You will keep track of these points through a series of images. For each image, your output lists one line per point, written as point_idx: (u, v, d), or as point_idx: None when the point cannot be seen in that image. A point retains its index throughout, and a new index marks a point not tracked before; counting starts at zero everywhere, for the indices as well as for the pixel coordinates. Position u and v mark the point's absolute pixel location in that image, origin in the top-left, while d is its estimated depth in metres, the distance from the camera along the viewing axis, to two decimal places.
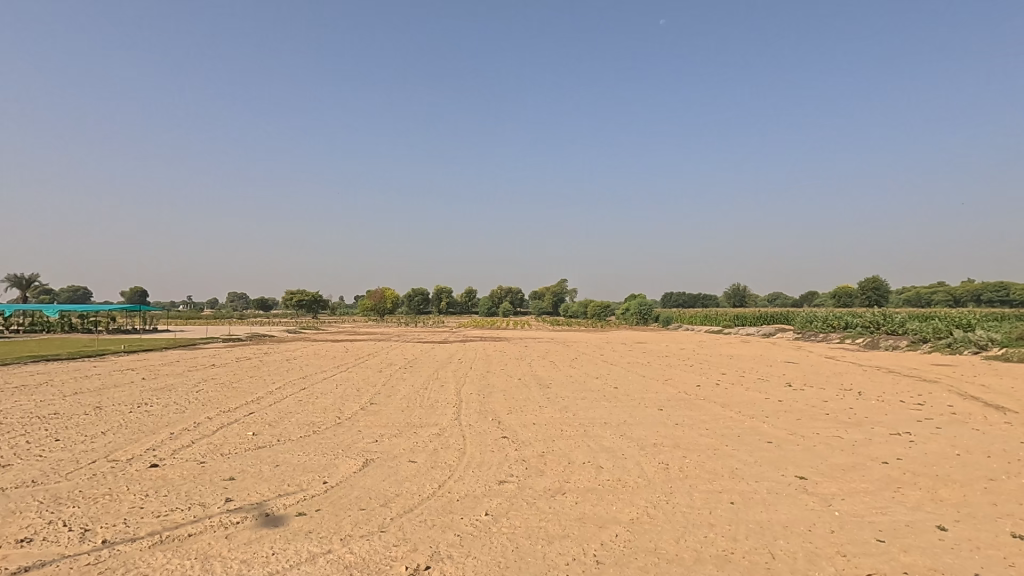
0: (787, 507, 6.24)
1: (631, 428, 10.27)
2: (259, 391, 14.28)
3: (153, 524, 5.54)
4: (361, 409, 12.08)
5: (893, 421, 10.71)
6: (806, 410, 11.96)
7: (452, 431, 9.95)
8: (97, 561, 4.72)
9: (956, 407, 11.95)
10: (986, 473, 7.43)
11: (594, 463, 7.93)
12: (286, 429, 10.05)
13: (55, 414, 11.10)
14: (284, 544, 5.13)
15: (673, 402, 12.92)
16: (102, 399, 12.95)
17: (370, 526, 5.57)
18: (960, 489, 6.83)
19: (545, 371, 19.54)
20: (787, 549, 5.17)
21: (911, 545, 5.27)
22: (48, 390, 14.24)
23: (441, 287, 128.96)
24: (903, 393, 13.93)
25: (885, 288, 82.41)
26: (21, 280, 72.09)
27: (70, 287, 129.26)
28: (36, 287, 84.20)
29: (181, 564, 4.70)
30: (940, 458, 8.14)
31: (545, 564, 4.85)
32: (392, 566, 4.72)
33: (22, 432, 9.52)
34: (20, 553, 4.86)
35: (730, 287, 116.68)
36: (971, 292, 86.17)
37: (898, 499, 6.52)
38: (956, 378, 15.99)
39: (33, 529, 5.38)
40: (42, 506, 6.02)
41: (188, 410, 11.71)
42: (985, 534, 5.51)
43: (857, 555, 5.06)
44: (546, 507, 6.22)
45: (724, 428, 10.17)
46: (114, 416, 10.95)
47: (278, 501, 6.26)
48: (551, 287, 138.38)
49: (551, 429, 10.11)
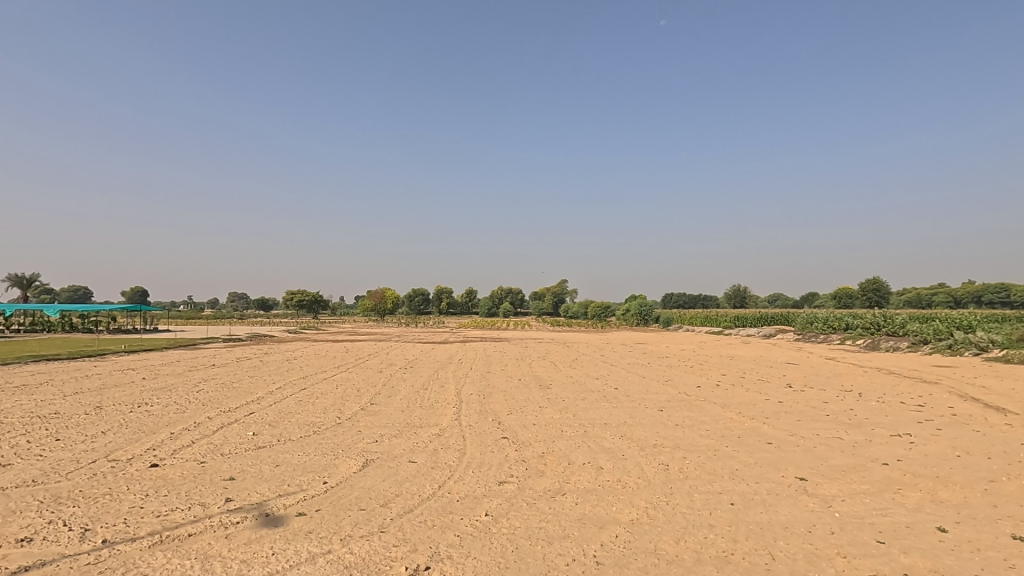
0: (788, 508, 6.23)
1: (631, 428, 10.28)
2: (259, 391, 14.30)
3: (153, 524, 5.54)
4: (361, 409, 12.09)
5: (893, 423, 10.72)
6: (807, 411, 11.96)
7: (452, 431, 9.96)
8: (97, 561, 4.73)
9: (956, 408, 11.96)
10: (986, 474, 7.43)
11: (594, 464, 7.94)
12: (286, 429, 10.07)
13: (56, 413, 11.11)
14: (284, 543, 5.14)
15: (674, 403, 12.93)
16: (103, 399, 12.97)
17: (370, 526, 5.58)
18: (960, 490, 6.83)
19: (546, 371, 19.54)
20: (787, 550, 5.16)
21: (912, 546, 5.26)
22: (49, 389, 14.25)
23: (442, 287, 128.99)
24: (904, 394, 13.93)
25: (886, 289, 82.34)
26: (22, 280, 72.01)
27: (71, 288, 129.62)
28: (38, 286, 84.32)
29: (181, 564, 4.71)
30: (941, 459, 8.14)
31: (545, 564, 4.85)
32: (392, 566, 4.72)
33: (23, 432, 9.53)
34: (20, 553, 4.86)
35: (730, 288, 116.55)
36: (972, 293, 86.04)
37: (898, 500, 6.52)
38: (956, 379, 16.00)
39: (33, 529, 5.38)
40: (42, 506, 6.03)
41: (189, 409, 11.73)
42: (985, 535, 5.51)
43: (857, 556, 5.06)
44: (547, 507, 6.23)
45: (724, 429, 10.18)
46: (115, 416, 10.96)
47: (278, 501, 6.27)
48: (552, 287, 138.39)
49: (551, 430, 10.11)
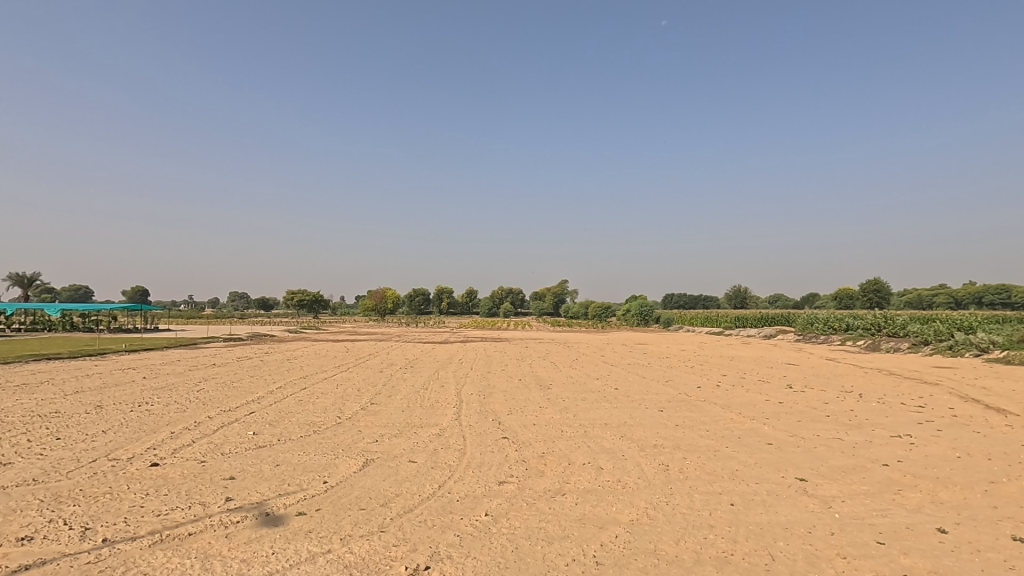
0: (787, 509, 6.23)
1: (631, 429, 10.28)
2: (260, 391, 14.30)
3: (154, 523, 5.55)
4: (362, 408, 12.09)
5: (893, 424, 10.72)
6: (807, 411, 11.96)
7: (452, 432, 9.96)
8: (97, 560, 4.73)
9: (956, 409, 11.97)
10: (987, 475, 7.42)
11: (594, 464, 7.93)
12: (286, 428, 10.07)
13: (56, 413, 11.11)
14: (284, 543, 5.14)
15: (674, 403, 12.92)
16: (103, 398, 12.97)
17: (370, 526, 5.58)
18: (961, 491, 6.82)
19: (546, 371, 19.54)
20: (787, 551, 5.16)
21: (911, 547, 5.26)
22: (49, 388, 14.25)
23: (442, 287, 128.94)
24: (904, 395, 13.92)
25: (886, 290, 82.36)
26: (22, 280, 71.91)
27: (72, 287, 129.70)
28: (38, 285, 84.32)
29: (181, 563, 4.71)
30: (941, 460, 8.13)
31: (545, 564, 4.86)
32: (392, 566, 4.72)
33: (23, 431, 9.54)
34: (20, 552, 4.86)
35: (731, 289, 116.57)
36: (973, 294, 86.08)
37: (898, 501, 6.52)
38: (956, 380, 15.99)
39: (33, 528, 5.39)
40: (43, 505, 6.03)
41: (189, 409, 11.74)
42: (985, 536, 5.50)
43: (856, 557, 5.07)
44: (547, 507, 6.23)
45: (724, 430, 10.17)
46: (115, 416, 10.95)
47: (278, 501, 6.27)
48: (552, 288, 138.48)
49: (551, 430, 10.11)
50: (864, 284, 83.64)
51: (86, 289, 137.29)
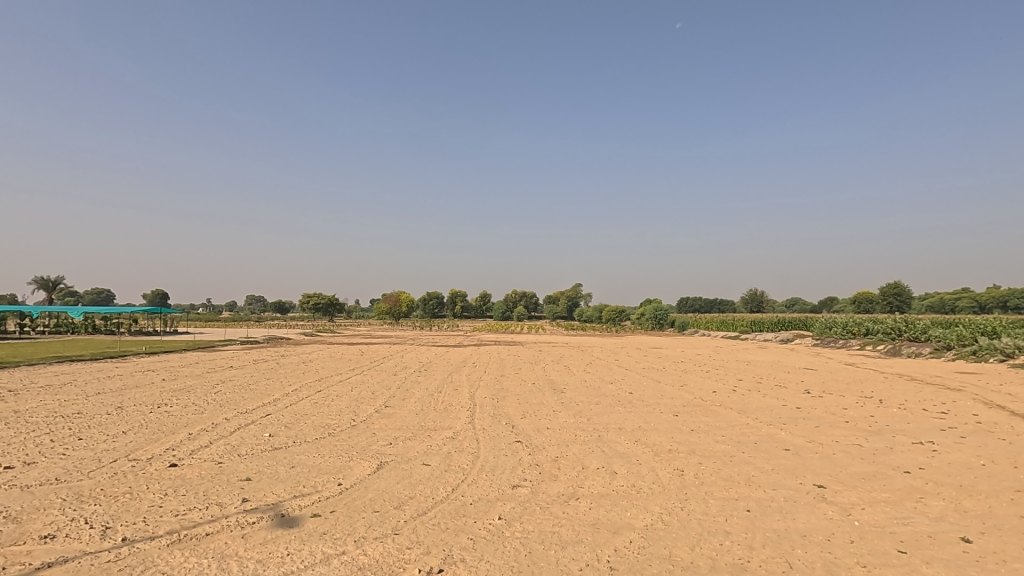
0: (806, 516, 6.12)
1: (646, 433, 10.20)
2: (275, 393, 14.44)
3: (172, 523, 5.63)
4: (376, 411, 12.19)
5: (914, 430, 10.44)
6: (826, 417, 11.70)
7: (466, 434, 9.99)
8: (118, 559, 4.80)
9: (980, 416, 11.61)
10: (1013, 484, 7.20)
11: (608, 469, 7.88)
12: (302, 431, 10.13)
13: (78, 414, 11.31)
14: (298, 544, 5.18)
15: (689, 408, 12.76)
16: (123, 400, 13.13)
17: (384, 528, 5.61)
18: (986, 501, 6.63)
19: (560, 375, 19.48)
20: (805, 559, 5.07)
21: (935, 556, 5.14)
22: (72, 390, 14.50)
23: (455, 291, 128.43)
24: (926, 401, 13.57)
25: (907, 295, 80.94)
26: (47, 284, 73.80)
27: (94, 291, 132.67)
28: (65, 288, 87.57)
29: (198, 563, 4.76)
30: (965, 468, 7.91)
31: (557, 568, 4.84)
32: (405, 568, 4.74)
33: (47, 430, 9.77)
34: (43, 550, 4.97)
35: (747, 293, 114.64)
36: (998, 297, 84.26)
37: (921, 510, 6.35)
38: (981, 386, 15.49)
39: (56, 526, 5.51)
40: (65, 504, 6.15)
41: (207, 411, 11.86)
42: (1011, 546, 5.34)
43: (877, 566, 4.95)
44: (560, 511, 6.21)
45: (741, 435, 10.03)
46: (136, 416, 11.22)
47: (294, 502, 6.33)
48: (568, 292, 138.11)
49: (565, 434, 10.09)
50: (883, 287, 82.41)
51: (110, 292, 140.28)
